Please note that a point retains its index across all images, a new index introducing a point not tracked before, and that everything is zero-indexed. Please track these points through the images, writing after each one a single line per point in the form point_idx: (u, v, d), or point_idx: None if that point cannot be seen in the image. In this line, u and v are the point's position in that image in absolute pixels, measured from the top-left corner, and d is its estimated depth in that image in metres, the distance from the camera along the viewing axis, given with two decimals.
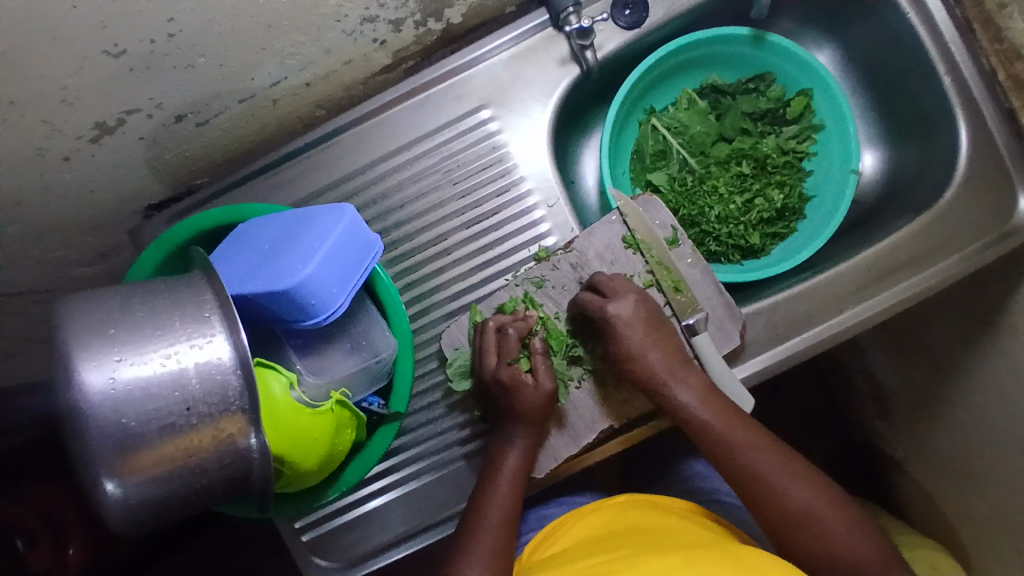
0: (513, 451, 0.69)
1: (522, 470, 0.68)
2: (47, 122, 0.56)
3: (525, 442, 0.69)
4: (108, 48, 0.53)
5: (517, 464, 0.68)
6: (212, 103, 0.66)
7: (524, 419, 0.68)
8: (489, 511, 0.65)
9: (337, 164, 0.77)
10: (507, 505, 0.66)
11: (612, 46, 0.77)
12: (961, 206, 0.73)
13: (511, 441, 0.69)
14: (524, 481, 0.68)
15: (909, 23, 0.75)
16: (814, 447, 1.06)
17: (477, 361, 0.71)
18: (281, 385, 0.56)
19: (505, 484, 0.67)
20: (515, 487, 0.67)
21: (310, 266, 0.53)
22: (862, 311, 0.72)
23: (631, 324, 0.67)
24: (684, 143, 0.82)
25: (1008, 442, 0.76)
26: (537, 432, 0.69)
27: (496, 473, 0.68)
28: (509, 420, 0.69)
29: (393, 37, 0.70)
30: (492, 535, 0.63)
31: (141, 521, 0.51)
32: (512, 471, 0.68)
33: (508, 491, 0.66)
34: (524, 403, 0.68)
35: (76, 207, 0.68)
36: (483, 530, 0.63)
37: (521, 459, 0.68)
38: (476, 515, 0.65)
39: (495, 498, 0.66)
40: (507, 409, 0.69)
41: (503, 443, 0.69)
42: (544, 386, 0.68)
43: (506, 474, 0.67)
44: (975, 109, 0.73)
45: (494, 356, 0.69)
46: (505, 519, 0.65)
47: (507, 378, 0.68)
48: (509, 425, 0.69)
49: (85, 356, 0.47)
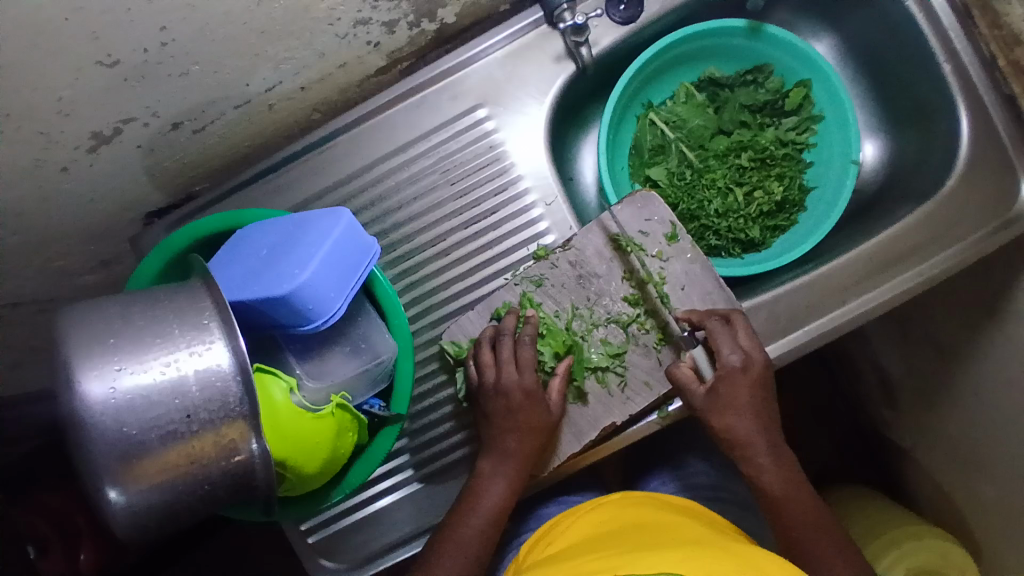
0: (498, 486, 0.67)
1: (505, 505, 0.67)
2: (44, 134, 0.56)
3: (514, 474, 0.68)
4: (102, 59, 0.53)
5: (500, 500, 0.67)
6: (207, 110, 0.66)
7: (520, 444, 0.68)
8: (463, 542, 0.65)
9: (335, 167, 0.77)
10: (482, 537, 0.65)
11: (607, 41, 0.76)
12: (964, 194, 0.72)
13: (501, 470, 0.68)
14: (505, 516, 0.67)
15: (907, 11, 0.74)
16: (819, 438, 1.06)
17: (489, 372, 0.69)
18: (281, 390, 0.56)
19: (481, 521, 0.66)
20: (495, 523, 0.66)
21: (308, 270, 0.54)
22: (865, 303, 0.72)
23: (732, 386, 0.66)
24: (683, 137, 0.81)
25: (1015, 431, 0.75)
26: (528, 463, 0.68)
27: (478, 504, 0.67)
28: (505, 442, 0.68)
29: (387, 39, 0.70)
30: (458, 559, 0.64)
31: (146, 527, 0.52)
32: (496, 507, 0.66)
33: (485, 524, 0.66)
34: (529, 422, 0.68)
35: (76, 217, 0.69)
36: (455, 558, 0.64)
37: (506, 492, 0.67)
38: (448, 539, 0.65)
39: (470, 529, 0.65)
40: (510, 426, 0.68)
41: (493, 471, 0.68)
42: (553, 412, 0.69)
43: (486, 506, 0.66)
44: (976, 96, 0.72)
45: (512, 367, 0.68)
46: (475, 551, 0.64)
47: (531, 384, 0.68)
48: (507, 449, 0.68)
49: (86, 366, 0.48)
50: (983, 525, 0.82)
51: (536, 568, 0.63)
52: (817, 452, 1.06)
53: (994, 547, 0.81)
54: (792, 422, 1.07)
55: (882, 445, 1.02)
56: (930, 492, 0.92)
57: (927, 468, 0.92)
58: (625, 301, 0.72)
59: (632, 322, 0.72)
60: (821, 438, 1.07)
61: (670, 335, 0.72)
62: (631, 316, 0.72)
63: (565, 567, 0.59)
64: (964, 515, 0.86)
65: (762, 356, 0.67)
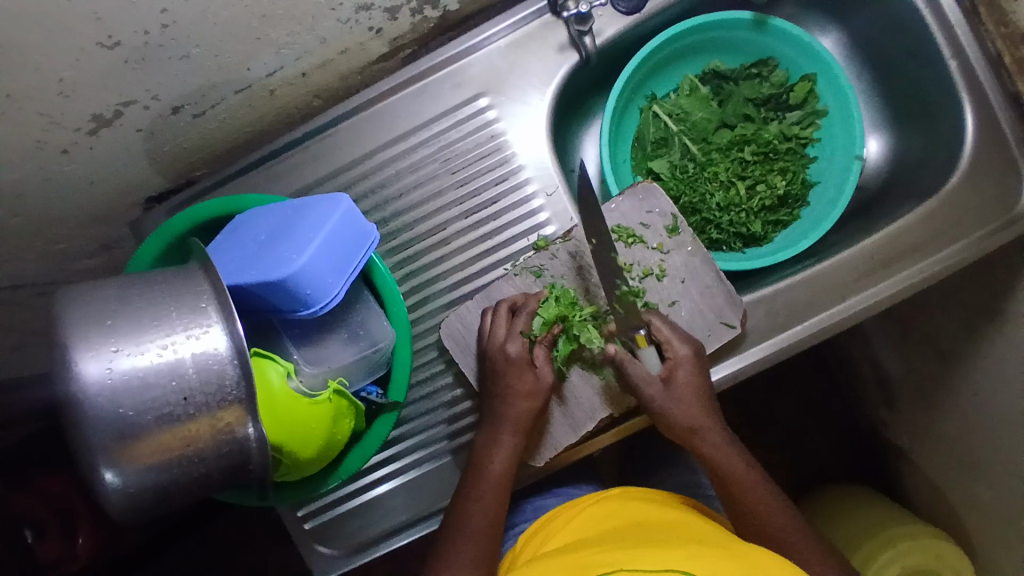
0: (497, 453, 0.68)
1: (508, 471, 0.68)
2: (44, 115, 0.56)
3: (511, 440, 0.68)
4: (102, 40, 0.53)
5: (503, 465, 0.67)
6: (208, 94, 0.66)
7: (513, 412, 0.68)
8: (475, 517, 0.65)
9: (336, 154, 0.77)
10: (493, 509, 0.66)
11: (611, 32, 0.76)
12: (966, 193, 0.72)
13: (498, 439, 0.68)
14: (509, 482, 0.68)
15: (914, 6, 0.73)
16: (816, 435, 1.06)
17: (486, 336, 0.71)
18: (278, 375, 0.56)
19: (488, 488, 0.67)
20: (500, 490, 0.67)
21: (306, 255, 0.53)
22: (865, 299, 0.72)
23: (684, 376, 0.67)
24: (686, 130, 0.81)
25: (1012, 431, 0.75)
26: (525, 428, 0.69)
27: (483, 476, 0.67)
28: (498, 412, 0.69)
29: (389, 26, 0.70)
30: (473, 542, 0.63)
31: (141, 509, 0.52)
32: (498, 475, 0.67)
33: (492, 492, 0.67)
34: (520, 389, 0.68)
35: (77, 200, 0.69)
36: (467, 535, 0.64)
37: (507, 458, 0.68)
38: (459, 516, 0.65)
39: (478, 502, 0.66)
40: (504, 394, 0.69)
41: (489, 442, 0.69)
42: (544, 378, 0.69)
43: (490, 476, 0.67)
44: (981, 93, 0.72)
45: (502, 330, 0.70)
46: (488, 526, 0.65)
47: (513, 351, 0.68)
48: (500, 420, 0.68)
49: (83, 347, 0.48)
50: (978, 524, 0.82)
51: (535, 561, 0.63)
52: (814, 449, 1.06)
53: (989, 547, 0.81)
54: (789, 419, 1.07)
55: (879, 443, 1.02)
56: (926, 491, 0.92)
57: (924, 467, 0.92)
58: None
59: None
60: (818, 436, 1.07)
61: None
62: None
63: (566, 561, 0.59)
64: (959, 515, 0.86)
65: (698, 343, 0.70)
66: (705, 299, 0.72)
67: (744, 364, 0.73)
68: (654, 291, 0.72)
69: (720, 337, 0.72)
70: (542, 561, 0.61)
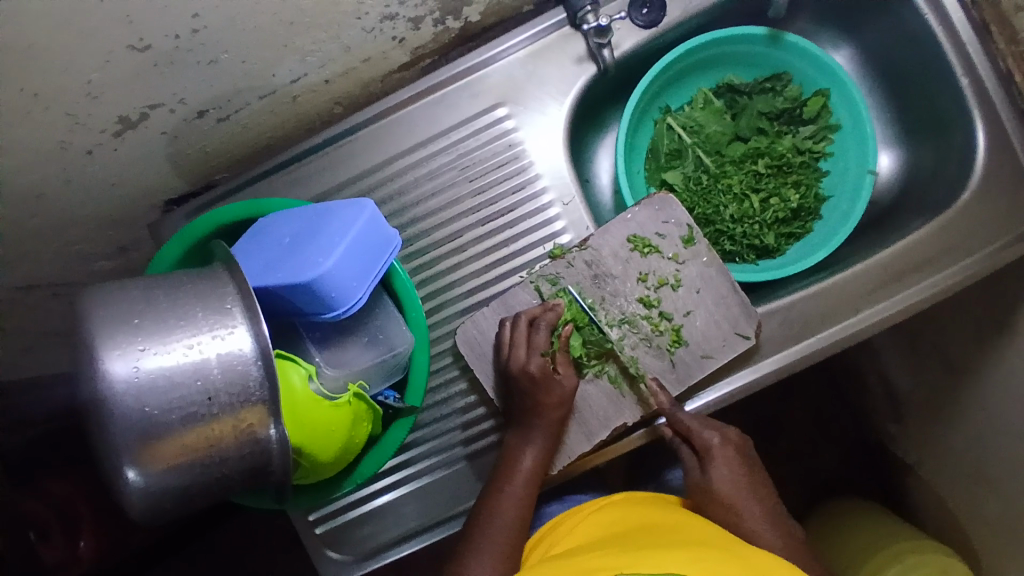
0: (529, 454, 0.70)
1: (537, 471, 0.69)
2: (72, 116, 0.57)
3: (542, 441, 0.70)
4: (133, 43, 0.54)
5: (534, 465, 0.69)
6: (232, 99, 0.67)
7: (546, 417, 0.70)
8: (504, 513, 0.66)
9: (355, 160, 0.77)
10: (521, 507, 0.67)
11: (629, 44, 0.77)
12: (977, 207, 0.72)
13: (529, 440, 0.70)
14: (538, 482, 0.69)
15: (927, 24, 0.75)
16: (824, 448, 1.07)
17: (506, 354, 0.71)
18: (300, 377, 0.56)
19: (518, 486, 0.68)
20: (530, 490, 0.68)
21: (331, 259, 0.54)
22: (877, 312, 0.72)
23: (722, 457, 0.68)
24: (700, 142, 0.82)
25: (1022, 446, 0.75)
26: (555, 432, 0.71)
27: (513, 474, 0.69)
28: (530, 416, 0.70)
29: (411, 35, 0.71)
30: (504, 534, 0.65)
31: (161, 508, 0.52)
32: (528, 474, 0.69)
33: (522, 492, 0.68)
34: (548, 400, 0.70)
35: (97, 201, 0.69)
36: (498, 528, 0.65)
37: (537, 459, 0.69)
38: (491, 511, 0.66)
39: (509, 497, 0.67)
40: (534, 403, 0.70)
41: (522, 442, 0.70)
42: (567, 383, 0.70)
43: (520, 475, 0.69)
44: (992, 110, 0.73)
45: (523, 349, 0.70)
46: (518, 520, 0.66)
47: (536, 369, 0.69)
48: (534, 423, 0.70)
49: (110, 345, 0.48)
50: (986, 541, 0.82)
51: (541, 565, 0.63)
52: (822, 462, 1.07)
53: (996, 563, 0.80)
54: (797, 432, 1.07)
55: (887, 457, 1.02)
56: (934, 506, 0.92)
57: (932, 482, 0.92)
58: (639, 302, 0.73)
59: (645, 323, 0.73)
60: (826, 450, 1.07)
61: (684, 338, 0.73)
62: (644, 317, 0.73)
63: (570, 565, 0.59)
64: (966, 531, 0.86)
65: (735, 433, 0.70)
66: (718, 309, 0.72)
67: (758, 374, 0.73)
68: (670, 301, 0.73)
69: (732, 347, 0.72)
70: (546, 566, 0.61)
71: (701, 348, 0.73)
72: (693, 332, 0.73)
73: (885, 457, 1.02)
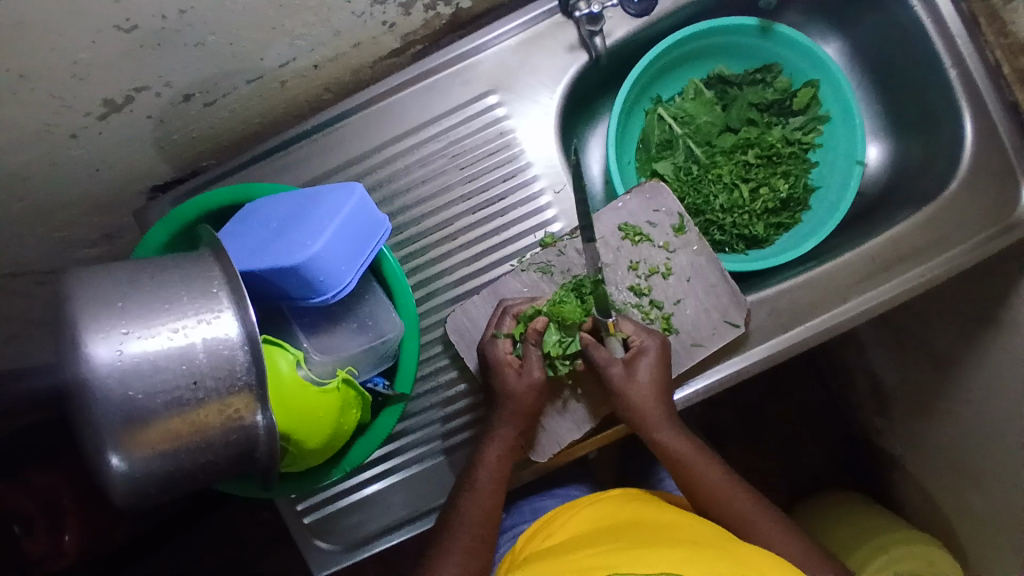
0: (495, 445, 0.68)
1: (504, 462, 0.68)
2: (57, 98, 0.56)
3: (507, 431, 0.69)
4: (120, 23, 0.52)
5: (498, 457, 0.68)
6: (221, 83, 0.66)
7: (510, 408, 0.68)
8: (469, 510, 0.66)
9: (345, 147, 0.77)
10: (486, 499, 0.66)
11: (621, 32, 0.77)
12: (965, 198, 0.73)
13: (495, 432, 0.69)
14: (506, 473, 0.68)
15: (915, 16, 0.75)
16: (811, 439, 1.07)
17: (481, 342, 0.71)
18: (288, 362, 0.56)
19: (484, 479, 0.67)
20: (496, 482, 0.67)
21: (320, 242, 0.53)
22: (866, 301, 0.73)
23: (644, 365, 0.68)
24: (690, 132, 0.82)
25: (1006, 436, 0.76)
26: (523, 423, 0.69)
27: (478, 468, 0.68)
28: (496, 407, 0.69)
29: (402, 20, 0.70)
30: (470, 532, 0.64)
31: (145, 494, 0.51)
32: (492, 466, 0.68)
33: (487, 484, 0.67)
34: (511, 390, 0.68)
35: (83, 185, 0.68)
36: (465, 526, 0.65)
37: (503, 450, 0.68)
38: (457, 510, 0.66)
39: (474, 493, 0.66)
40: (498, 395, 0.69)
41: (487, 435, 0.69)
42: (534, 374, 0.68)
43: (484, 469, 0.67)
44: (979, 103, 0.74)
45: (493, 336, 0.70)
46: (485, 515, 0.66)
47: (495, 360, 0.69)
48: (500, 412, 0.69)
49: (92, 328, 0.47)
50: (969, 529, 0.83)
51: (534, 562, 0.63)
52: (808, 453, 1.07)
53: (979, 552, 0.82)
54: (784, 423, 1.08)
55: (872, 447, 1.03)
56: (918, 497, 0.93)
57: (916, 472, 0.93)
58: (630, 291, 0.73)
59: (636, 311, 0.73)
60: (814, 442, 1.07)
61: (674, 326, 0.73)
62: (635, 305, 0.73)
63: (564, 562, 0.59)
64: (950, 521, 0.87)
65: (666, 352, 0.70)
66: (709, 298, 0.72)
67: (747, 363, 0.73)
68: (659, 292, 0.73)
69: (724, 336, 0.72)
70: (539, 563, 0.61)
71: (691, 337, 0.73)
72: (682, 319, 0.73)
73: (870, 447, 1.03)
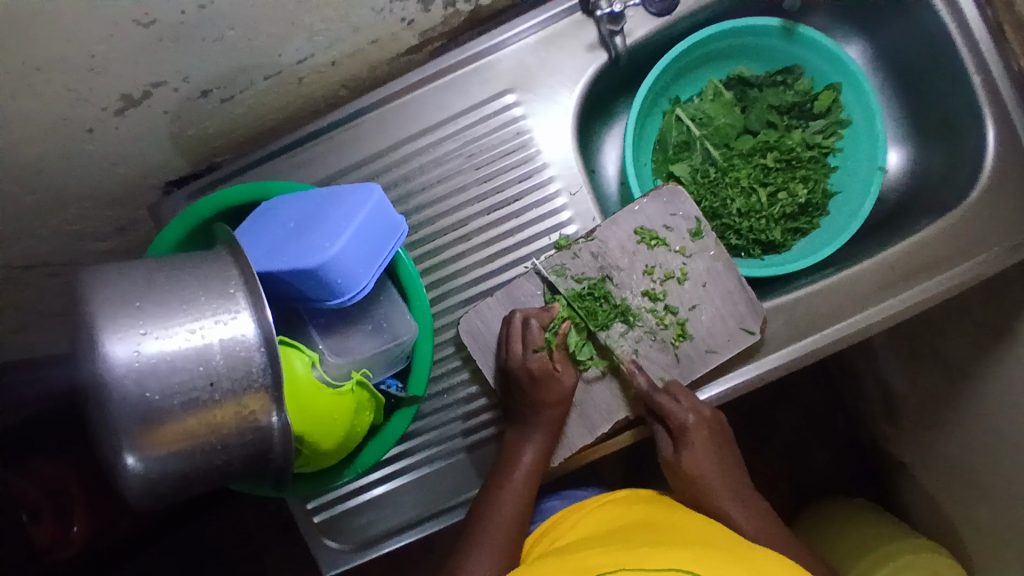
0: (529, 449, 0.70)
1: (537, 467, 0.70)
2: (73, 92, 0.55)
3: (543, 437, 0.70)
4: (138, 18, 0.52)
5: (533, 461, 0.69)
6: (237, 78, 0.65)
7: (546, 414, 0.70)
8: (503, 507, 0.67)
9: (360, 144, 0.76)
10: (520, 501, 0.68)
11: (642, 32, 0.76)
12: (986, 208, 0.72)
13: (529, 435, 0.70)
14: (538, 478, 0.70)
15: (941, 21, 0.74)
16: (821, 444, 1.07)
17: (503, 350, 0.71)
18: (303, 364, 0.56)
19: (518, 480, 0.68)
20: (529, 485, 0.69)
21: (338, 244, 0.53)
22: (882, 311, 0.72)
23: (698, 438, 0.69)
24: (708, 134, 0.81)
25: (1018, 448, 0.75)
26: (555, 428, 0.71)
27: (513, 469, 0.69)
28: (531, 413, 0.70)
29: (421, 17, 0.69)
30: (504, 530, 0.66)
31: (159, 494, 0.51)
32: (527, 470, 0.69)
33: (522, 487, 0.68)
34: (547, 397, 0.70)
35: (97, 179, 0.68)
36: (498, 524, 0.66)
37: (537, 455, 0.70)
38: (490, 510, 0.67)
39: (508, 492, 0.68)
40: (534, 401, 0.70)
41: (521, 439, 0.70)
42: (567, 380, 0.71)
43: (519, 472, 0.69)
44: (1004, 112, 0.72)
45: (518, 345, 0.70)
46: (517, 515, 0.67)
47: (537, 367, 0.70)
48: (531, 417, 0.70)
49: (110, 327, 0.47)
50: (976, 540, 0.82)
51: (540, 560, 0.62)
52: (817, 458, 1.07)
53: (985, 564, 0.81)
54: (794, 428, 1.07)
55: (881, 455, 1.02)
56: (925, 505, 0.93)
57: (925, 481, 0.93)
58: (644, 295, 0.72)
59: (650, 316, 0.72)
60: (821, 447, 1.07)
61: (689, 332, 0.72)
62: (650, 310, 0.72)
63: (571, 561, 0.59)
64: (957, 531, 0.86)
65: (707, 407, 0.71)
66: (725, 304, 0.72)
67: (761, 371, 0.73)
68: (679, 299, 0.72)
69: (738, 343, 0.72)
70: (547, 560, 0.61)
71: (705, 343, 0.72)
72: (699, 326, 0.72)
73: (879, 455, 1.03)
